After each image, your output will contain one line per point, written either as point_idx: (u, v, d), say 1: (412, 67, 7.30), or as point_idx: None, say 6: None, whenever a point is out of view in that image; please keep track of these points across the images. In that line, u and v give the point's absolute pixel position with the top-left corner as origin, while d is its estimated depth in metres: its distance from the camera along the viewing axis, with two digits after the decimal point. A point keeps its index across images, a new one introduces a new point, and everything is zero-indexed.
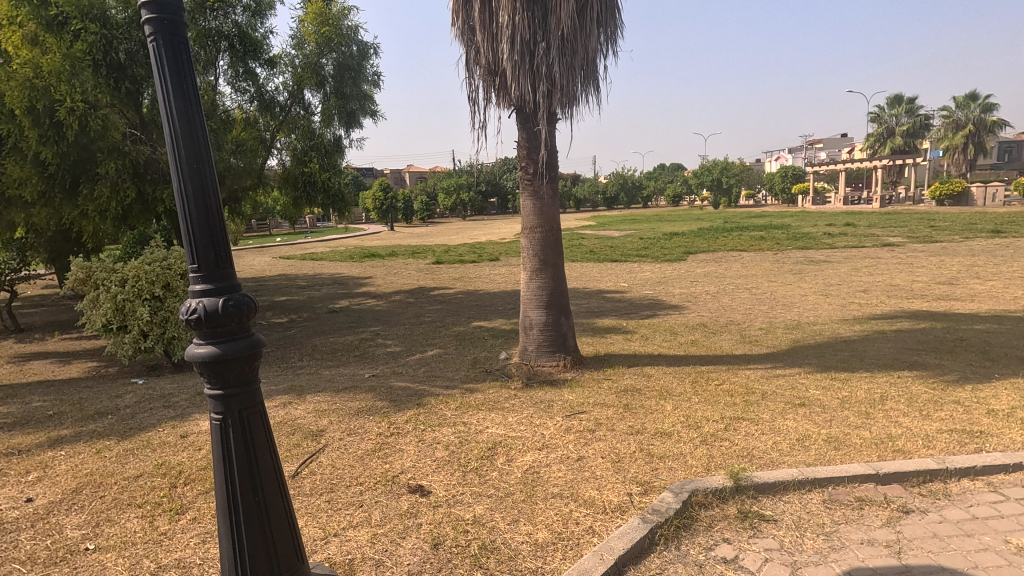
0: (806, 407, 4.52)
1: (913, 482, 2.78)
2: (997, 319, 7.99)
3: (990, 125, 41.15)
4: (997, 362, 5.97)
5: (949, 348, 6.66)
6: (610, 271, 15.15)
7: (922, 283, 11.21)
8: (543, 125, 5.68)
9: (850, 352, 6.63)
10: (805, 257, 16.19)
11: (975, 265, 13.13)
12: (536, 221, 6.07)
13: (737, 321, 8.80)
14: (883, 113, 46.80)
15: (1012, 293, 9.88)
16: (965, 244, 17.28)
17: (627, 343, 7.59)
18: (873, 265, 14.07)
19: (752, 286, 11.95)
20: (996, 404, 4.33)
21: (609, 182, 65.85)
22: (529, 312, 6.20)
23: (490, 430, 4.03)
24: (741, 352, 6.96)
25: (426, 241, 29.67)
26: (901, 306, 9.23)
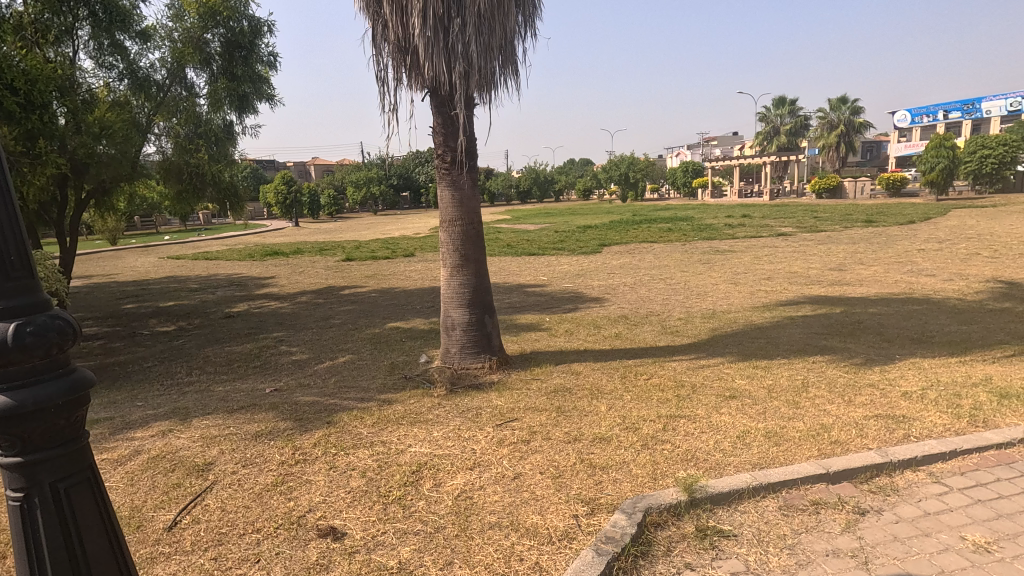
0: (737, 400, 4.46)
1: (861, 478, 2.69)
2: (885, 301, 8.63)
3: (858, 127, 45.80)
4: (894, 343, 6.34)
5: (850, 330, 7.04)
6: (529, 265, 15.01)
7: (817, 270, 12.00)
8: (462, 109, 5.24)
9: (765, 339, 6.81)
10: (710, 247, 16.95)
11: (857, 252, 14.36)
12: (454, 213, 5.63)
13: (657, 311, 8.89)
14: (770, 113, 50.74)
15: (893, 277, 10.78)
16: (846, 233, 18.96)
17: (552, 339, 7.36)
18: (771, 253, 14.99)
19: (666, 277, 12.25)
20: (906, 384, 4.49)
21: (522, 176, 66.37)
22: (450, 311, 5.78)
23: (413, 450, 3.57)
24: (664, 344, 6.95)
25: (335, 238, 28.05)
26: (802, 292, 9.76)
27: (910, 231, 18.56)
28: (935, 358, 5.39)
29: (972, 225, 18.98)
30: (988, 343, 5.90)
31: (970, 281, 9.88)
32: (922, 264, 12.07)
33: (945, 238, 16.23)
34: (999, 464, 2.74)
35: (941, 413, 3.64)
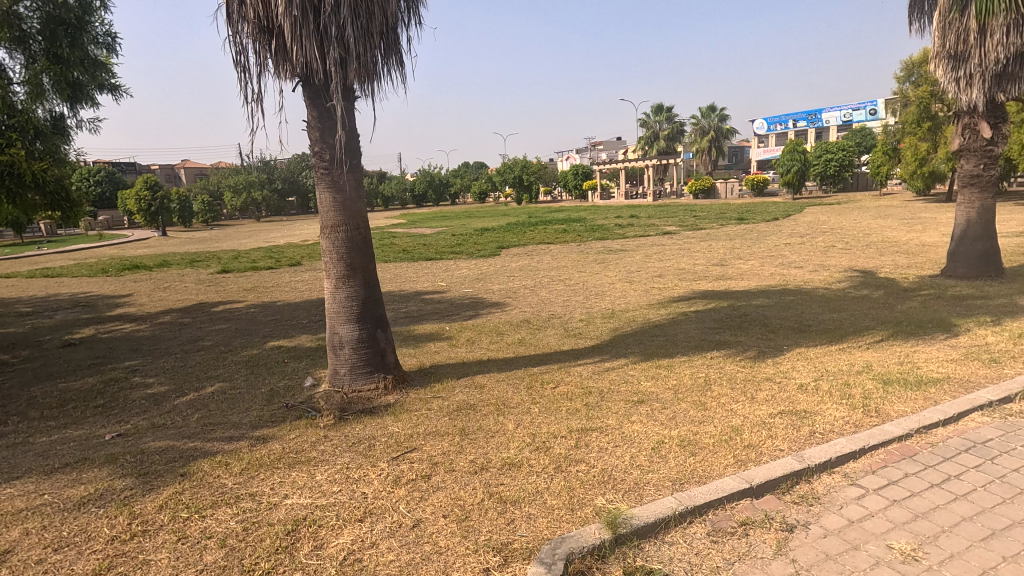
0: (646, 405, 4.33)
1: (782, 489, 2.56)
2: (765, 294, 9.18)
3: (726, 133, 50.09)
4: (778, 333, 6.66)
5: (739, 323, 7.34)
6: (426, 271, 14.41)
7: (702, 266, 12.62)
8: (339, 101, 4.63)
9: (664, 337, 6.86)
10: (604, 247, 17.37)
11: (735, 248, 15.43)
12: (336, 217, 5.01)
13: (558, 313, 8.79)
14: (650, 119, 53.91)
15: (768, 270, 11.59)
16: (723, 230, 20.43)
17: (452, 349, 6.93)
18: (660, 251, 15.66)
19: (565, 278, 12.26)
20: (799, 376, 4.62)
21: (416, 179, 64.96)
22: (337, 327, 5.16)
23: (290, 501, 2.98)
24: (568, 347, 6.78)
25: (210, 247, 25.49)
26: (692, 288, 10.14)
27: (776, 227, 20.37)
28: (818, 347, 5.67)
29: (824, 221, 21.23)
30: (858, 329, 6.37)
31: (832, 272, 10.86)
32: (790, 257, 13.15)
33: (805, 233, 17.99)
34: (903, 459, 2.75)
35: (838, 405, 3.71)
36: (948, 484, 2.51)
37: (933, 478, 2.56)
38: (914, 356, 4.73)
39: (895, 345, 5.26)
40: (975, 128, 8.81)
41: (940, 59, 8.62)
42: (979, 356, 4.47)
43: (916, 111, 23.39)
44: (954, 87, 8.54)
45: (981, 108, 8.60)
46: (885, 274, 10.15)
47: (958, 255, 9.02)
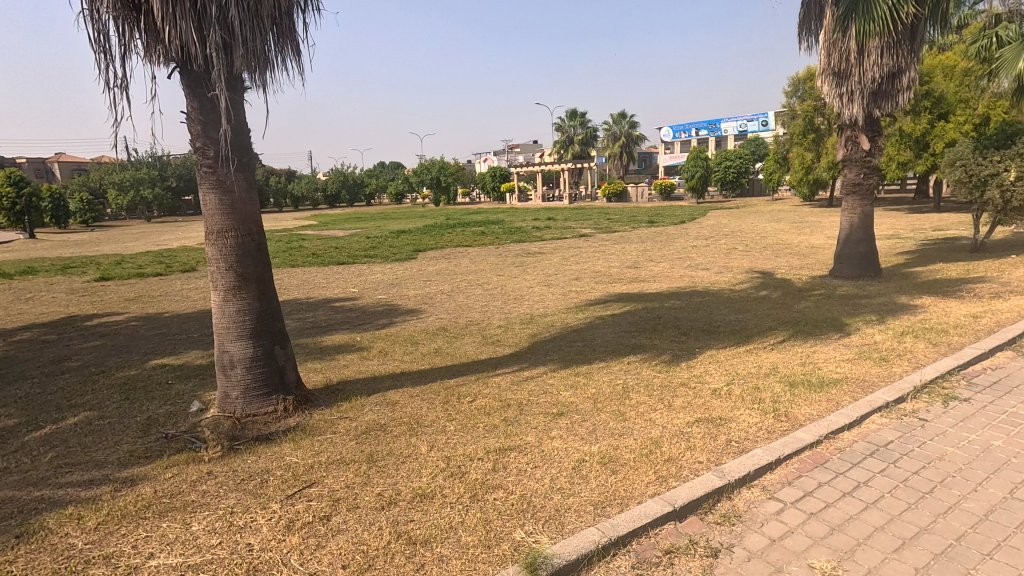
0: (565, 417, 4.19)
1: (703, 509, 2.48)
2: (676, 296, 9.47)
3: (635, 139, 52.25)
4: (689, 335, 6.82)
5: (653, 326, 7.46)
6: (337, 276, 13.63)
7: (617, 268, 12.89)
8: (222, 91, 4.09)
9: (582, 342, 6.81)
10: (522, 250, 17.33)
11: (647, 250, 15.94)
12: (223, 221, 4.45)
13: (475, 320, 8.54)
14: (564, 124, 55.11)
15: (677, 272, 12.03)
16: (635, 233, 21.12)
17: (363, 362, 6.49)
18: (576, 254, 15.86)
19: (482, 282, 12.04)
20: (712, 380, 4.68)
21: (328, 178, 62.22)
22: (226, 344, 4.59)
23: (158, 562, 2.51)
24: (486, 356, 6.55)
25: (88, 252, 22.75)
26: (608, 291, 10.28)
27: (684, 230, 21.38)
28: (727, 349, 5.83)
29: (726, 224, 22.59)
30: (761, 330, 6.65)
31: (734, 273, 11.44)
32: (697, 259, 13.75)
33: (710, 235, 19.00)
34: (816, 467, 2.77)
35: (751, 410, 3.77)
36: (859, 491, 2.54)
37: (844, 487, 2.58)
38: (814, 356, 4.95)
39: (796, 345, 5.50)
40: (855, 141, 9.53)
41: (825, 76, 9.28)
42: (870, 354, 4.75)
43: (802, 124, 25.48)
44: (838, 102, 9.19)
45: (861, 122, 9.31)
46: (782, 275, 10.85)
47: (844, 256, 9.79)
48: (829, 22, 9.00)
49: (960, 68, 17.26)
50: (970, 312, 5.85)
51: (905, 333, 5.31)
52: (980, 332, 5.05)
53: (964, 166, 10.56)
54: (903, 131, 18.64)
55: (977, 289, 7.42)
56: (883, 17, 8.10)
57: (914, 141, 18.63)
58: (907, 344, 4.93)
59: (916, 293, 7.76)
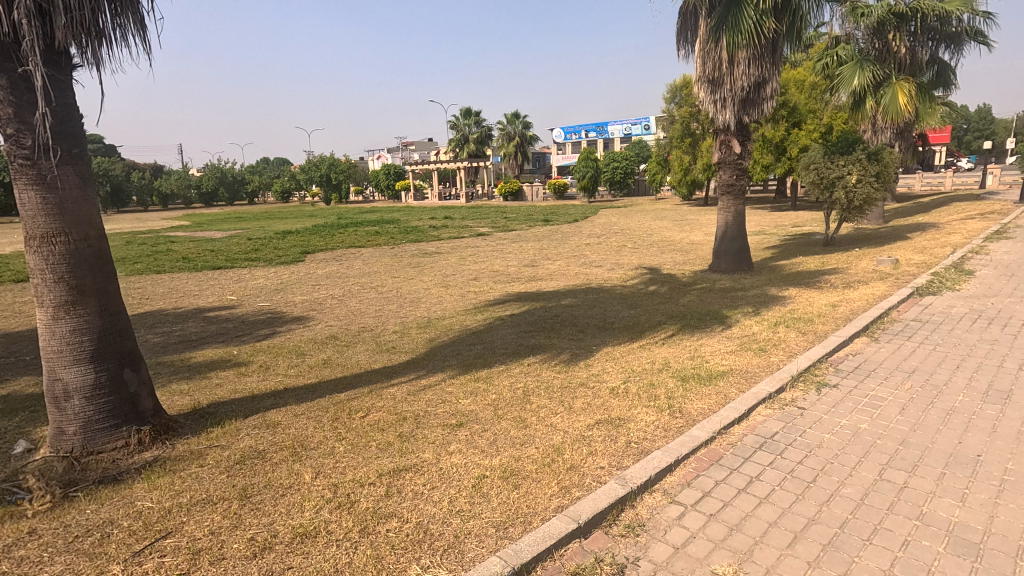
0: (465, 428, 3.99)
1: (608, 521, 2.39)
2: (572, 293, 9.61)
3: (529, 139, 53.28)
4: (586, 333, 6.91)
5: (551, 325, 7.48)
6: (212, 282, 12.33)
7: (514, 267, 12.90)
8: (38, 67, 3.38)
9: (481, 345, 6.63)
10: (418, 250, 16.85)
11: (543, 249, 16.17)
12: (48, 224, 3.69)
13: (369, 326, 8.06)
14: (459, 122, 54.79)
15: (573, 270, 12.28)
16: (531, 231, 21.42)
17: (240, 379, 5.82)
18: (474, 253, 15.70)
19: (376, 284, 11.46)
20: (610, 378, 4.71)
21: (203, 174, 56.83)
22: (58, 371, 3.84)
23: None
24: (380, 365, 6.16)
25: None
26: (506, 290, 10.20)
27: (577, 228, 22.02)
28: (622, 346, 5.94)
29: (616, 222, 23.66)
30: (653, 325, 6.90)
31: (625, 270, 11.91)
32: (591, 256, 14.17)
33: (602, 233, 19.74)
34: (711, 465, 2.80)
35: (648, 409, 3.80)
36: (752, 487, 2.58)
37: (739, 483, 2.62)
38: (702, 349, 5.16)
39: (685, 339, 5.73)
40: (728, 145, 10.22)
41: (701, 83, 9.90)
42: (750, 346, 5.04)
43: (680, 128, 27.34)
44: (712, 108, 9.84)
45: (732, 127, 10.01)
46: (668, 270, 11.45)
47: (722, 252, 10.53)
48: (703, 33, 9.61)
49: (809, 82, 19.29)
50: (829, 302, 6.46)
51: (778, 324, 5.72)
52: (839, 320, 5.57)
53: (816, 170, 11.80)
54: (765, 137, 20.60)
55: (832, 280, 8.27)
56: (748, 31, 8.78)
57: (774, 146, 20.68)
58: (780, 334, 5.30)
59: (782, 285, 8.50)
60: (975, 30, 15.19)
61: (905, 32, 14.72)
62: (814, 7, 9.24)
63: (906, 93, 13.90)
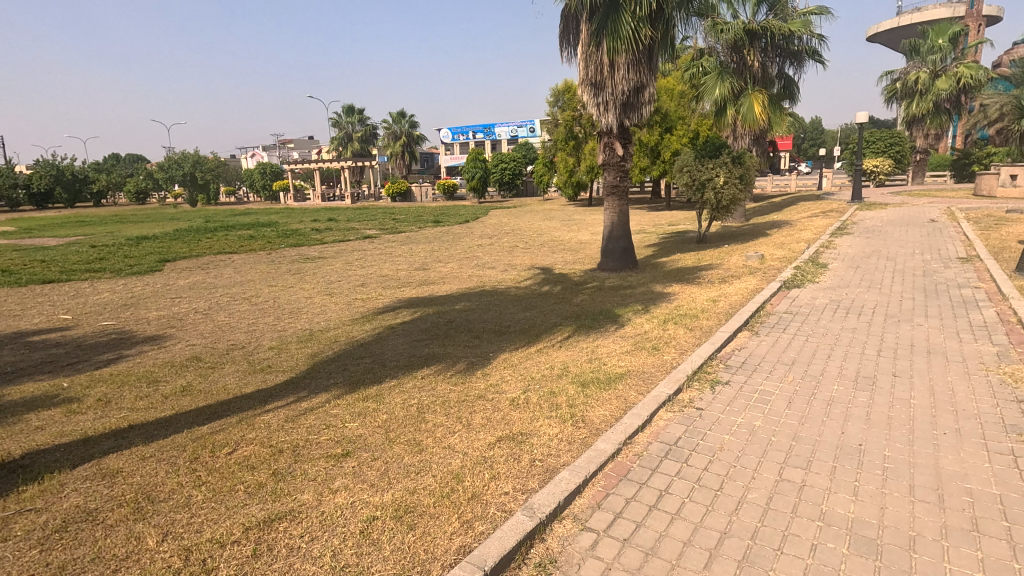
0: (351, 458, 3.54)
1: (517, 562, 2.14)
2: (466, 297, 9.33)
3: (416, 138, 52.18)
4: (482, 338, 6.67)
5: (445, 332, 7.14)
6: (40, 299, 10.39)
7: (405, 271, 12.34)
8: None
9: (370, 358, 6.12)
10: (299, 255, 15.61)
11: (434, 251, 15.71)
12: None
13: (240, 343, 7.17)
14: (341, 119, 52.22)
15: (466, 272, 12.01)
16: (421, 233, 20.83)
17: (71, 418, 4.81)
18: (361, 257, 14.84)
19: (250, 295, 10.34)
20: (509, 389, 4.49)
21: (33, 172, 48.79)
22: None
23: None
24: (253, 388, 5.43)
25: None
26: (396, 296, 9.67)
27: (468, 229, 21.79)
28: (520, 350, 5.75)
29: (506, 223, 23.79)
30: (548, 327, 6.82)
31: (518, 271, 11.87)
32: (483, 258, 13.99)
33: (493, 234, 19.69)
34: (620, 480, 2.66)
35: (550, 420, 3.62)
36: (663, 502, 2.46)
37: (649, 499, 2.49)
38: (599, 351, 5.11)
39: (581, 341, 5.68)
40: (611, 147, 10.52)
41: (584, 86, 10.07)
42: (644, 345, 5.08)
43: (564, 131, 28.16)
44: (596, 111, 10.06)
45: (615, 130, 10.30)
46: (559, 270, 11.58)
47: (609, 251, 10.83)
48: (584, 37, 9.79)
49: (678, 91, 20.73)
50: (710, 297, 6.79)
51: (667, 321, 5.87)
52: (721, 315, 5.83)
53: (689, 172, 12.58)
54: (641, 141, 21.80)
55: (709, 275, 8.77)
56: (627, 37, 9.07)
57: (649, 149, 21.96)
58: (670, 332, 5.42)
59: (666, 282, 8.88)
60: (813, 50, 17.14)
61: (757, 48, 16.22)
62: (682, 19, 9.81)
63: (760, 103, 15.36)
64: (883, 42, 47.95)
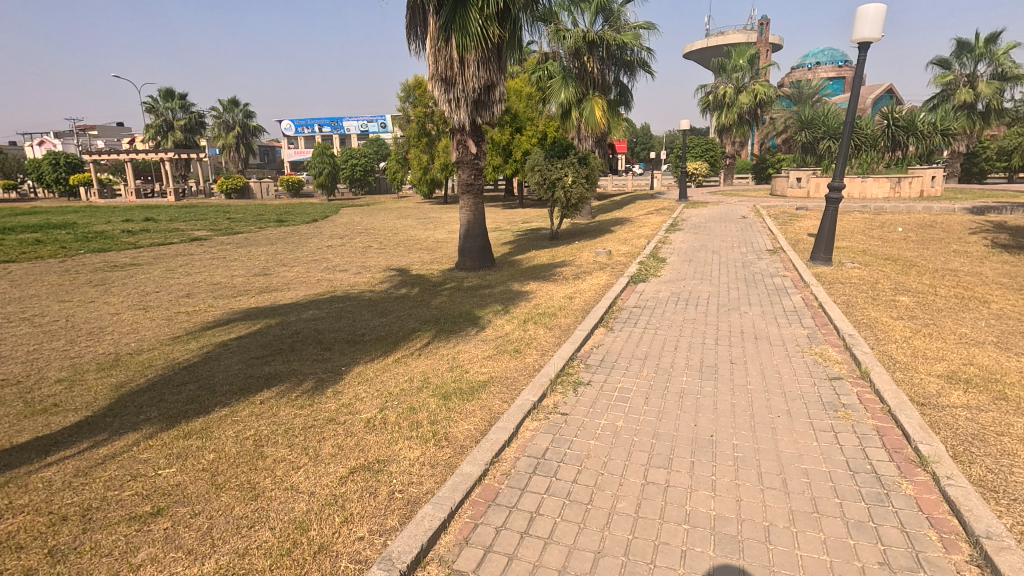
0: (164, 518, 2.87)
1: None
2: (314, 304, 8.51)
3: (252, 130, 47.41)
4: (333, 350, 6.06)
5: (290, 345, 6.38)
6: None
7: (241, 277, 10.96)
8: None
9: (195, 384, 5.20)
10: (103, 262, 13.11)
11: (276, 254, 14.24)
12: None
13: (14, 377, 5.68)
14: (158, 104, 45.47)
15: (314, 276, 11.02)
16: (262, 234, 18.84)
17: None
18: (186, 263, 12.91)
19: (32, 314, 8.36)
20: (363, 408, 4.06)
21: None
22: None
23: None
24: (29, 436, 4.28)
25: None
26: (231, 307, 8.50)
27: (316, 229, 20.23)
28: (375, 362, 5.30)
29: (358, 222, 22.55)
30: (406, 333, 6.43)
31: (372, 273, 11.19)
32: (333, 260, 13.00)
33: (344, 234, 18.49)
34: (488, 508, 2.43)
35: (410, 442, 3.29)
36: (534, 526, 2.29)
37: (519, 525, 2.30)
38: (460, 358, 4.87)
39: (441, 347, 5.39)
40: (465, 144, 10.38)
41: (433, 81, 9.74)
42: (505, 348, 4.96)
43: (416, 127, 27.49)
44: (447, 107, 9.80)
45: (467, 128, 10.16)
46: (416, 271, 11.16)
47: (466, 250, 10.69)
48: (432, 31, 9.45)
49: (526, 92, 21.30)
50: (566, 295, 6.91)
51: (527, 321, 5.83)
52: (577, 312, 5.94)
53: (540, 172, 12.92)
54: (494, 140, 22.11)
55: (564, 272, 9.04)
56: (476, 33, 8.92)
57: (502, 148, 22.38)
58: (531, 332, 5.37)
59: (524, 279, 8.96)
60: (643, 61, 18.67)
61: (596, 56, 17.21)
62: (529, 22, 9.93)
63: (600, 107, 16.34)
64: (697, 61, 54.40)
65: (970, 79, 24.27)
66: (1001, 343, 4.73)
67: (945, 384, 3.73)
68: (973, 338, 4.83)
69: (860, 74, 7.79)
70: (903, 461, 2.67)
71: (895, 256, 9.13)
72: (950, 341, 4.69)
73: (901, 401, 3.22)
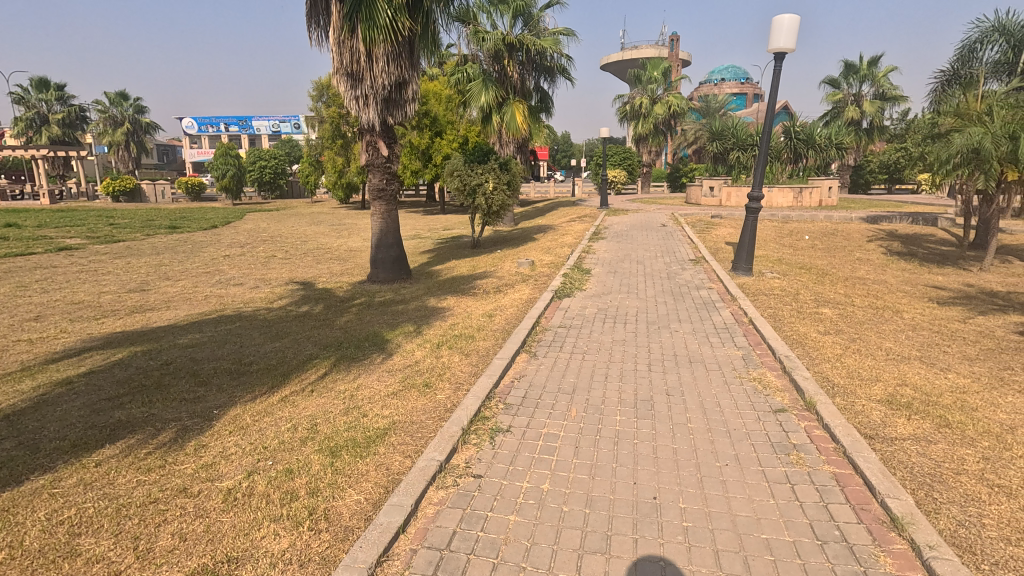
0: None
1: None
2: (195, 327, 7.32)
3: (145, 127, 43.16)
4: (208, 386, 5.07)
5: (154, 380, 5.29)
6: None
7: (111, 295, 9.42)
8: None
9: (11, 441, 4.04)
10: None
11: (160, 265, 12.57)
12: None
13: None
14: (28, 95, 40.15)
15: (201, 292, 9.67)
16: (149, 242, 16.77)
17: None
18: (45, 277, 11.03)
19: None
20: (228, 471, 3.21)
21: None
22: None
23: None
24: None
25: None
26: (89, 333, 7.12)
27: (214, 237, 18.36)
28: (255, 403, 4.40)
29: (264, 228, 20.81)
30: (301, 361, 5.54)
31: (272, 287, 10.05)
32: (228, 272, 11.62)
33: (246, 242, 16.87)
34: None
35: (277, 527, 2.53)
36: None
37: None
38: (358, 396, 4.09)
39: (338, 381, 4.59)
40: (375, 146, 9.52)
41: (338, 76, 8.81)
42: (412, 382, 4.25)
43: (330, 128, 25.90)
44: (354, 105, 8.92)
45: (377, 128, 9.31)
46: (323, 284, 10.13)
47: (379, 261, 9.82)
48: (335, 21, 8.53)
49: (445, 95, 20.59)
50: (486, 312, 6.30)
51: (441, 345, 5.15)
52: (498, 333, 5.33)
53: (459, 177, 12.27)
54: (412, 144, 21.15)
55: (484, 284, 8.43)
56: (384, 26, 8.11)
57: (420, 152, 21.47)
58: (444, 360, 4.70)
59: (440, 294, 8.26)
60: (563, 68, 18.51)
61: (515, 60, 16.79)
62: (444, 18, 9.25)
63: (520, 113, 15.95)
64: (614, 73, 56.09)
65: (856, 98, 26.39)
66: (924, 358, 4.63)
67: (888, 411, 3.48)
68: (899, 353, 4.71)
69: (776, 85, 7.80)
70: (873, 523, 2.28)
71: (809, 264, 9.31)
72: (879, 358, 4.54)
73: (855, 440, 2.88)
